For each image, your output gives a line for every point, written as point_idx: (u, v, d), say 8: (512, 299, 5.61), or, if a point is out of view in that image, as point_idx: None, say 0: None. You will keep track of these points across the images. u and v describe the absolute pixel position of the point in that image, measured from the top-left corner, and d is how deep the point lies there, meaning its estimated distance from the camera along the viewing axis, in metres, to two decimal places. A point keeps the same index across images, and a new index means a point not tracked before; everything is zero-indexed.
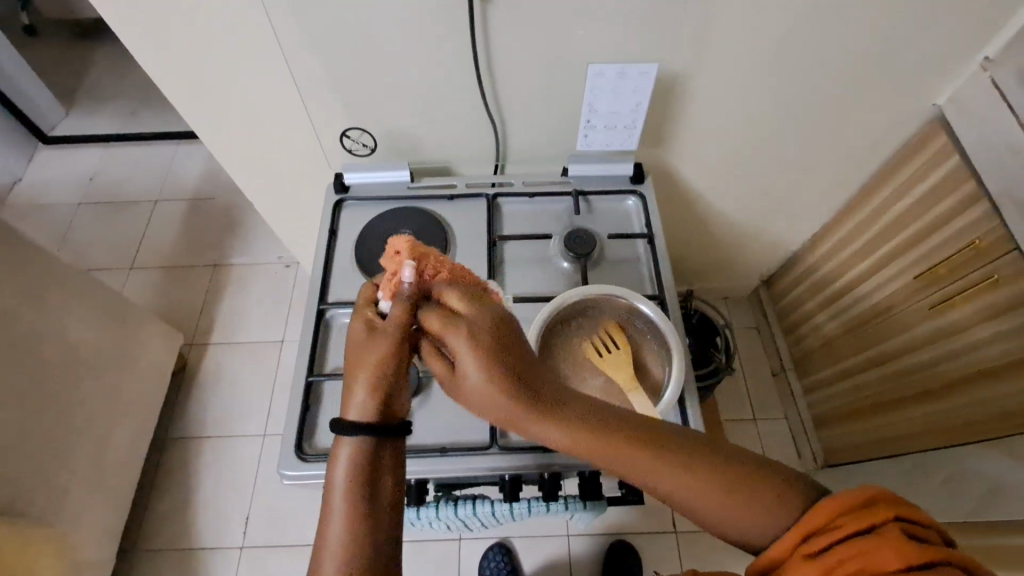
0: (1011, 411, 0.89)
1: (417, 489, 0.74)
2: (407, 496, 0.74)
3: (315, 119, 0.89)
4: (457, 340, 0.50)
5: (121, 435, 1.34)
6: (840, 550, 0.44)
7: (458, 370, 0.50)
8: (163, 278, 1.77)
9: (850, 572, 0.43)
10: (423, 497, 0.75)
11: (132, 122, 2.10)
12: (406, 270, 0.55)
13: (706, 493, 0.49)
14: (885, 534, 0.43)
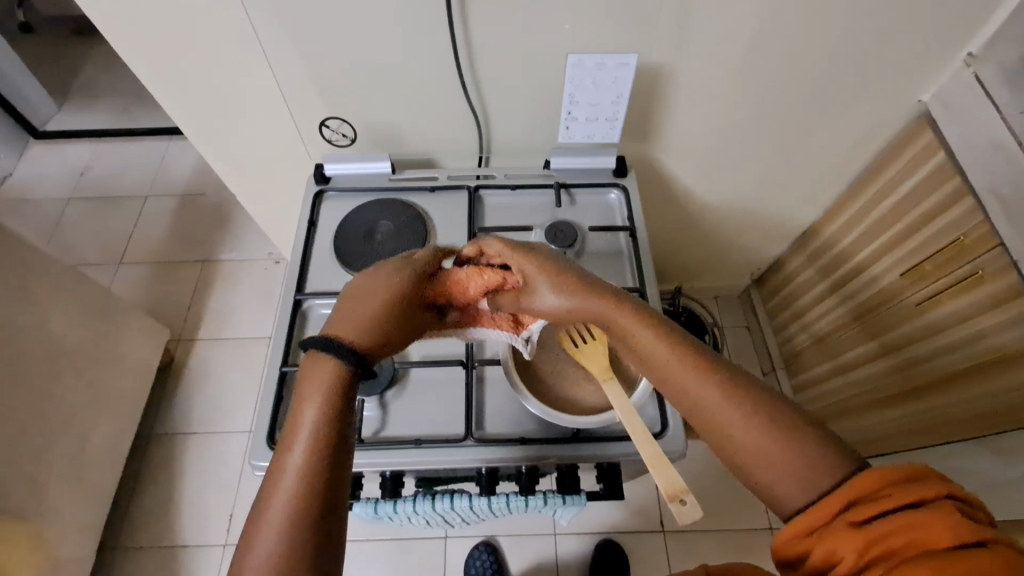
0: (998, 410, 0.88)
1: (393, 481, 0.73)
2: (383, 489, 0.74)
3: (294, 110, 0.88)
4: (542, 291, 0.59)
5: (103, 431, 1.33)
6: (889, 522, 0.40)
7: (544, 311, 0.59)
8: (151, 274, 1.76)
9: (900, 545, 0.39)
10: (399, 491, 0.74)
11: (123, 118, 2.10)
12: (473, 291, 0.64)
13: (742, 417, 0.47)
14: (939, 509, 0.40)
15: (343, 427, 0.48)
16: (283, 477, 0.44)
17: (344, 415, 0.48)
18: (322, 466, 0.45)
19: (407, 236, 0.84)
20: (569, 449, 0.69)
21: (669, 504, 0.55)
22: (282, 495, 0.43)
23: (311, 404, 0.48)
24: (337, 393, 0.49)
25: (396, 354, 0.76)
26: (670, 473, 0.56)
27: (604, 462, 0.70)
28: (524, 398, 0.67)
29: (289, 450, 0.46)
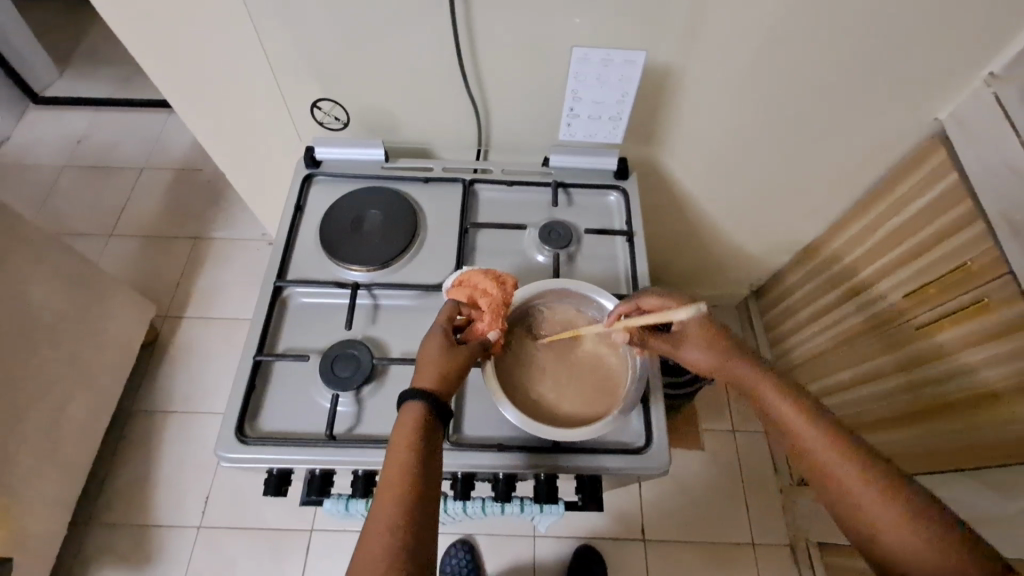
0: (992, 443, 0.85)
1: (366, 480, 0.69)
2: (353, 488, 0.70)
3: (285, 89, 0.84)
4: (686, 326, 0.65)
5: (79, 405, 1.30)
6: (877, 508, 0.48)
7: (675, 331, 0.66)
8: (142, 247, 1.73)
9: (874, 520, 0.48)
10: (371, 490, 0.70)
11: (125, 87, 2.06)
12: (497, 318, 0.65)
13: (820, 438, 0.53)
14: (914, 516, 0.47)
15: (427, 482, 0.51)
16: (374, 530, 0.47)
17: (427, 470, 0.51)
18: (410, 520, 0.48)
19: (396, 228, 0.81)
20: (548, 458, 0.67)
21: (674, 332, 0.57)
22: (374, 545, 0.46)
23: (397, 459, 0.51)
24: (419, 448, 0.52)
25: (375, 348, 0.73)
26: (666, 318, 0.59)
27: (583, 474, 0.68)
28: (499, 402, 0.62)
29: (379, 503, 0.49)
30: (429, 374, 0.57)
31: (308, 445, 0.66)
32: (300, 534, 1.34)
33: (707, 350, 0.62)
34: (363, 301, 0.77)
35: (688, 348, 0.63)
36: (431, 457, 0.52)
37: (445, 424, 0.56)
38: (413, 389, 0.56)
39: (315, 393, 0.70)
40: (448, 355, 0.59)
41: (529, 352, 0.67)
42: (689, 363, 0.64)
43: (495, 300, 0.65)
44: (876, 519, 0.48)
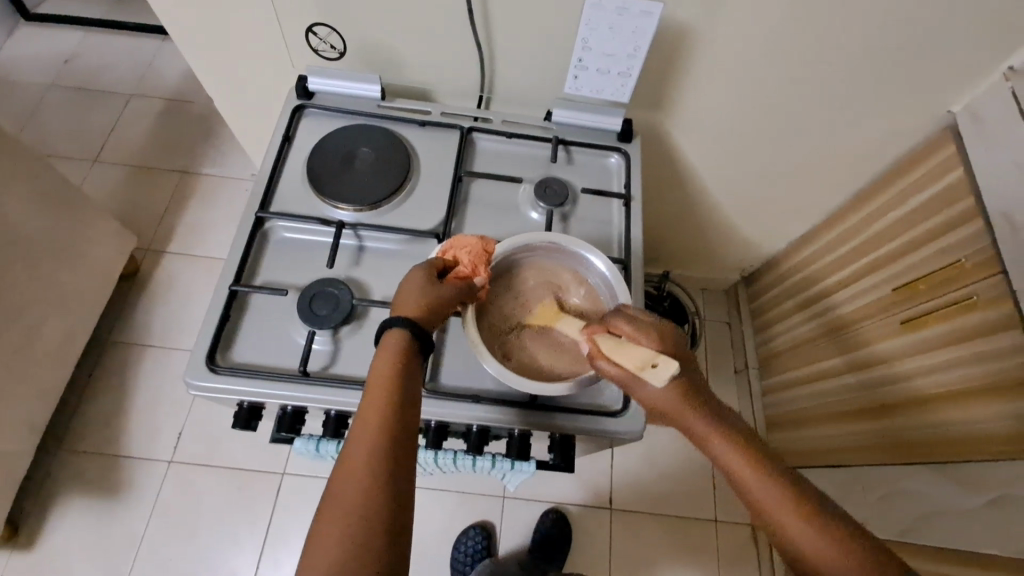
0: (954, 439, 0.86)
1: (337, 422, 0.68)
2: (324, 429, 0.69)
3: (280, 12, 0.79)
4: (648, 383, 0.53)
5: (53, 329, 1.27)
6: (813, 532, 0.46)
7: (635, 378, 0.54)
8: (127, 177, 1.68)
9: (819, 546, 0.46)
10: (342, 432, 0.70)
11: (118, 9, 1.95)
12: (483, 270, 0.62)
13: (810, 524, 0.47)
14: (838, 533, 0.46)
15: (407, 416, 0.50)
16: (353, 462, 0.47)
17: (406, 403, 0.51)
18: (390, 450, 0.47)
19: (387, 169, 0.78)
20: (523, 414, 0.66)
21: (639, 374, 0.52)
22: (353, 475, 0.46)
23: (376, 394, 0.50)
24: (399, 382, 0.51)
25: (356, 290, 0.71)
26: (635, 355, 0.54)
27: (557, 432, 0.68)
28: (479, 356, 0.59)
29: (357, 436, 0.48)
30: (404, 317, 0.55)
31: (281, 380, 0.65)
32: (272, 477, 1.35)
33: (666, 393, 0.53)
34: (347, 242, 0.75)
35: (645, 386, 0.53)
36: (412, 390, 0.52)
37: (427, 355, 0.55)
38: (396, 322, 0.54)
39: (291, 329, 0.69)
40: (421, 297, 0.56)
41: (510, 307, 0.65)
42: (645, 404, 0.54)
43: (477, 249, 0.62)
44: None
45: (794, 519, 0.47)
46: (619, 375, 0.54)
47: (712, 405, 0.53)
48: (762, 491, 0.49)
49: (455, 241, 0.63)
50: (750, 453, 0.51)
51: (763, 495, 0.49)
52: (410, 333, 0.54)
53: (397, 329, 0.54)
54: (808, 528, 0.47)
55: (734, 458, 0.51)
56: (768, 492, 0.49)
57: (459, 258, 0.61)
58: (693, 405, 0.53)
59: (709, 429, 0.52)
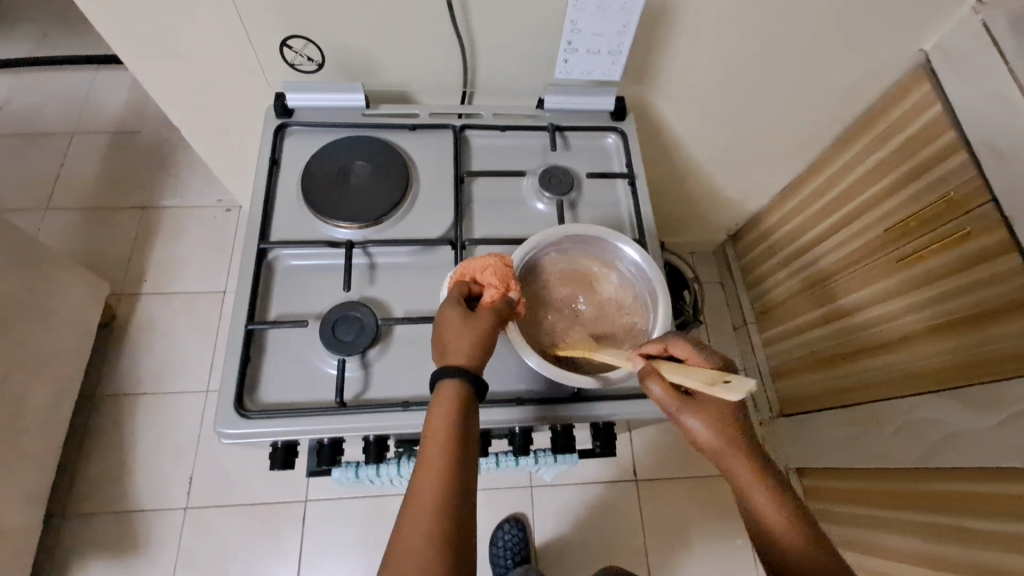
0: (964, 362, 0.90)
1: (378, 445, 0.66)
2: (365, 454, 0.66)
3: (250, 29, 0.75)
4: (683, 406, 0.54)
5: (38, 392, 1.20)
6: (777, 519, 0.50)
7: (677, 399, 0.54)
8: (85, 221, 1.58)
9: (780, 532, 0.49)
10: (383, 454, 0.67)
11: (44, 43, 1.82)
12: (512, 287, 0.59)
13: (816, 561, 0.47)
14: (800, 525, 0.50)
15: (467, 463, 0.49)
16: (415, 512, 0.46)
17: (462, 467, 0.49)
18: (446, 516, 0.46)
19: (384, 181, 0.75)
20: (566, 409, 0.66)
21: (710, 391, 0.45)
22: (417, 524, 0.45)
23: (436, 439, 0.49)
24: (459, 424, 0.50)
25: (377, 310, 0.69)
26: (702, 372, 0.48)
27: (598, 422, 0.68)
28: (521, 350, 0.59)
29: (419, 483, 0.47)
30: (456, 360, 0.53)
31: (317, 413, 0.62)
32: (294, 505, 1.32)
33: (712, 425, 0.53)
34: (358, 261, 0.72)
35: (691, 414, 0.53)
36: (471, 434, 0.51)
37: (481, 398, 0.53)
38: (448, 368, 0.52)
39: (316, 359, 0.66)
40: (467, 328, 0.54)
41: (547, 307, 0.64)
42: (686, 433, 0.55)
43: (499, 267, 0.59)
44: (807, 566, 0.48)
45: (800, 555, 0.48)
46: (664, 398, 0.54)
47: (748, 439, 0.54)
48: (775, 526, 0.50)
49: (470, 263, 0.60)
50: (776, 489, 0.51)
51: (780, 532, 0.49)
52: (464, 379, 0.52)
53: (451, 376, 0.52)
54: (812, 563, 0.47)
55: (757, 490, 0.52)
56: (786, 529, 0.49)
57: (483, 281, 0.59)
58: (727, 432, 0.53)
59: (736, 457, 0.53)
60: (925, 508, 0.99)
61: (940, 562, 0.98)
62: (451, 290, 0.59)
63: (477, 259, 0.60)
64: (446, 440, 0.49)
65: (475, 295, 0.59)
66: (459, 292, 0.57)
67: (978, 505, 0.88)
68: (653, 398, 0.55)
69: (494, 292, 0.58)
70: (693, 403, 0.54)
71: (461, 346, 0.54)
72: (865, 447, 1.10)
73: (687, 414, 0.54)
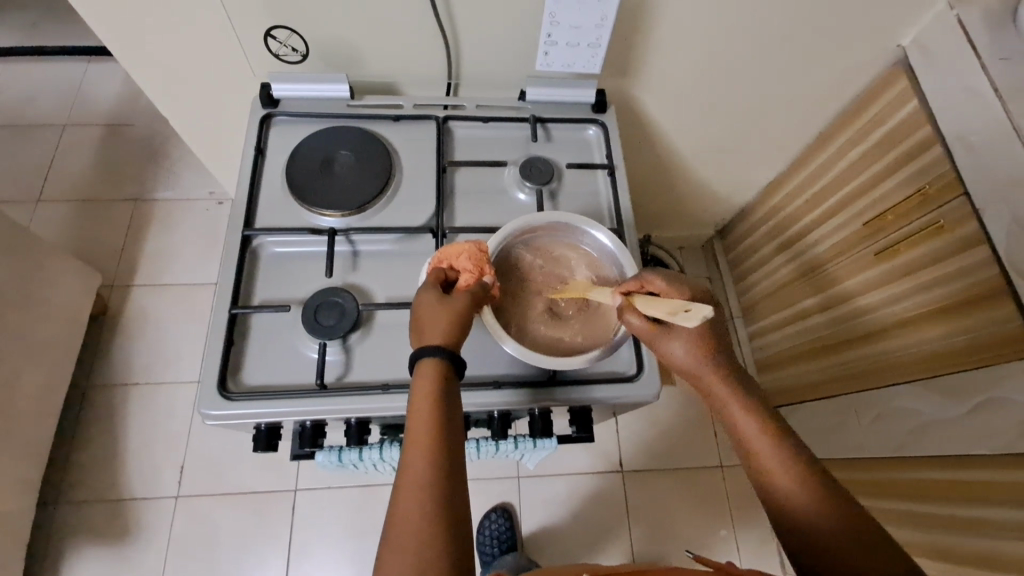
0: (936, 353, 0.91)
1: (359, 428, 0.69)
2: (347, 437, 0.69)
3: (234, 20, 0.76)
4: (668, 341, 0.57)
5: (30, 382, 1.22)
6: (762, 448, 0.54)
7: (661, 332, 0.57)
8: (77, 213, 1.59)
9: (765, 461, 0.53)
10: (365, 438, 0.70)
11: (33, 35, 1.82)
12: (487, 271, 0.61)
13: (808, 495, 0.51)
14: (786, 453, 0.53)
15: (452, 446, 0.50)
16: (405, 502, 0.46)
17: (449, 443, 0.50)
18: (441, 491, 0.47)
19: (368, 170, 0.77)
20: (547, 392, 0.68)
21: (672, 320, 0.50)
22: (410, 508, 0.46)
23: (421, 426, 0.50)
24: (441, 409, 0.51)
25: (360, 296, 0.71)
26: (668, 304, 0.52)
27: (578, 405, 0.70)
28: (500, 339, 0.60)
29: (408, 469, 0.48)
30: (434, 342, 0.54)
31: (299, 396, 0.64)
32: (284, 495, 1.33)
33: (690, 350, 0.57)
34: (341, 248, 0.74)
35: (671, 341, 0.57)
36: (453, 418, 0.52)
37: (460, 381, 0.54)
38: (425, 351, 0.53)
39: (299, 344, 0.67)
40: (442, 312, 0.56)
41: (523, 290, 0.66)
42: (667, 358, 0.59)
43: (474, 253, 0.61)
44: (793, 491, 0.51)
45: (785, 481, 0.52)
46: (642, 329, 0.58)
47: (736, 374, 0.57)
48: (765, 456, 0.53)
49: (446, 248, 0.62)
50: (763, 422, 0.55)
51: (773, 466, 0.53)
52: (443, 360, 0.53)
53: (430, 359, 0.53)
54: (802, 495, 0.51)
55: (750, 426, 0.55)
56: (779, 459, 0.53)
57: (459, 267, 0.60)
58: (714, 369, 0.57)
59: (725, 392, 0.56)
60: (899, 497, 1.01)
61: (917, 548, 1.00)
62: (427, 276, 0.60)
63: (453, 245, 0.62)
64: (429, 422, 0.50)
65: (451, 281, 0.61)
66: (435, 278, 0.59)
67: (946, 491, 0.90)
68: (634, 331, 0.59)
69: (469, 276, 0.60)
70: (675, 334, 0.57)
71: (438, 327, 0.55)
72: (850, 438, 1.13)
73: (676, 350, 0.57)
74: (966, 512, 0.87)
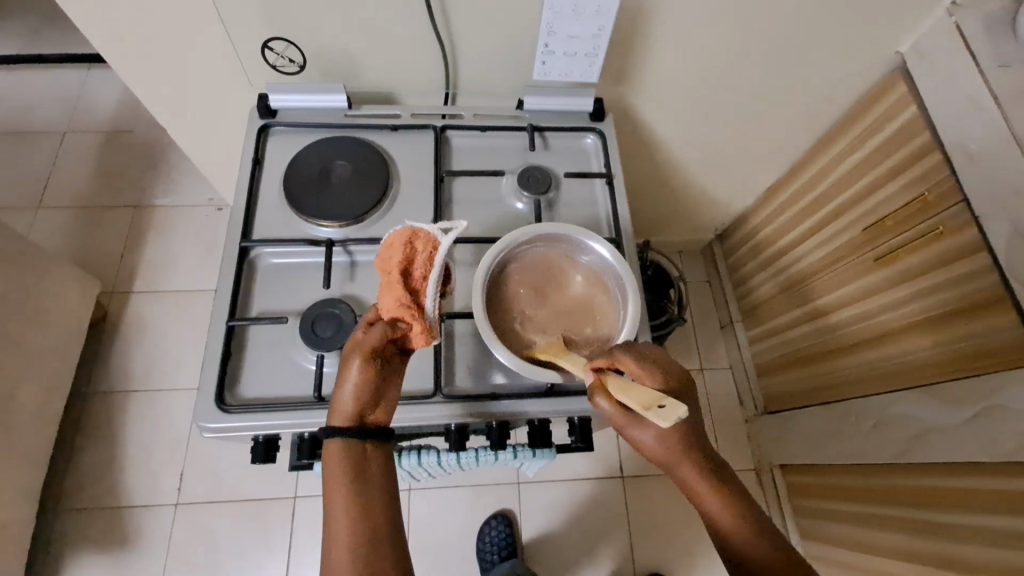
0: (940, 360, 0.91)
1: (314, 442, 0.65)
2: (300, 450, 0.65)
3: (231, 31, 0.76)
4: (631, 422, 0.52)
5: (30, 390, 1.22)
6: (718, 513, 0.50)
7: (625, 413, 0.52)
8: (77, 219, 1.59)
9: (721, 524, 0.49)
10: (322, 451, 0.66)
11: (34, 41, 1.82)
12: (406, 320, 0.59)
13: (766, 560, 0.47)
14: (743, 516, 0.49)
15: (375, 501, 0.50)
16: (337, 557, 0.47)
17: (371, 489, 0.51)
18: (368, 536, 0.48)
19: (365, 181, 0.77)
20: (545, 403, 0.67)
21: (646, 415, 0.47)
22: (338, 573, 0.47)
23: (338, 486, 0.50)
24: (359, 469, 0.51)
25: (357, 307, 0.70)
26: (642, 394, 0.49)
27: (574, 416, 0.69)
28: (489, 343, 0.60)
29: (333, 533, 0.49)
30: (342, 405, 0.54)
31: (296, 408, 0.64)
32: (284, 502, 1.33)
33: (662, 440, 0.52)
34: (339, 259, 0.74)
35: (639, 429, 0.52)
36: (375, 473, 0.52)
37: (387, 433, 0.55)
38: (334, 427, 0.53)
39: (297, 355, 0.67)
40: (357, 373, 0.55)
41: (516, 301, 0.65)
42: (637, 447, 0.53)
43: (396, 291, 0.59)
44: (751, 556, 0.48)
45: (744, 546, 0.48)
46: (612, 414, 0.53)
47: (715, 465, 0.52)
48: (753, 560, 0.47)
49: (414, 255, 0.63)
50: (748, 520, 0.49)
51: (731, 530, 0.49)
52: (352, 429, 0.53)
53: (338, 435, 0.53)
54: (759, 557, 0.47)
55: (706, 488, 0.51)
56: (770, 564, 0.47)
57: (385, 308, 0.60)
58: (687, 457, 0.52)
59: (680, 457, 0.52)
60: (901, 504, 1.00)
61: (916, 556, 0.98)
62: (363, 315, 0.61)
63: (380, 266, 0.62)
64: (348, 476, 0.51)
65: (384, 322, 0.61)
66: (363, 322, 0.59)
67: (948, 499, 0.90)
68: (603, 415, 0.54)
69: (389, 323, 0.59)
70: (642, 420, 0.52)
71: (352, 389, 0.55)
72: (852, 445, 1.08)
73: (637, 429, 0.52)
74: (967, 521, 0.86)
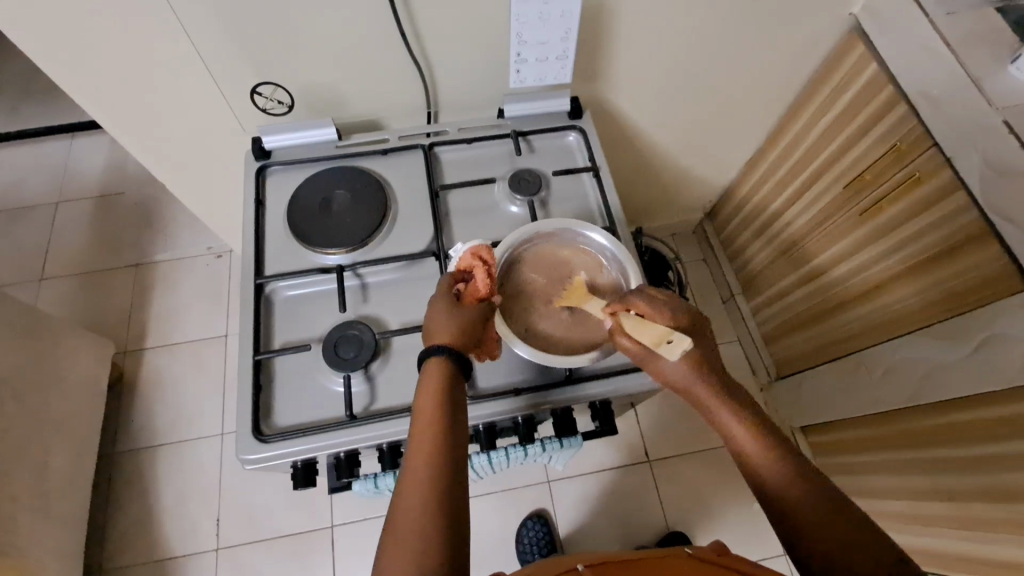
0: (936, 300, 0.93)
1: (349, 462, 0.69)
2: (336, 471, 0.69)
3: (220, 80, 0.79)
4: (652, 356, 0.58)
5: (62, 455, 1.24)
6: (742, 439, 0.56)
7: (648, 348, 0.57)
8: (81, 285, 1.62)
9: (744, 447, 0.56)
10: (356, 470, 0.70)
11: (15, 118, 1.86)
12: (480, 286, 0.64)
13: (787, 477, 0.53)
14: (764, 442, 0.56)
15: (454, 432, 0.55)
16: (416, 457, 0.53)
17: (454, 408, 0.56)
18: (443, 446, 0.53)
19: (364, 206, 0.80)
20: (566, 391, 0.70)
21: (658, 349, 0.55)
22: (414, 470, 0.52)
23: (431, 393, 0.56)
24: (446, 410, 0.55)
25: (375, 326, 0.73)
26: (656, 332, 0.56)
27: (595, 401, 0.72)
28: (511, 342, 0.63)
29: (417, 437, 0.54)
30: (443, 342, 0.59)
31: (331, 429, 0.66)
32: (322, 532, 1.35)
33: (681, 368, 0.57)
34: (350, 283, 0.77)
35: (662, 361, 0.58)
36: (457, 408, 0.57)
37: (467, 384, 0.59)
38: (438, 348, 0.59)
39: (324, 379, 0.70)
40: (456, 322, 0.60)
41: (525, 293, 0.69)
42: (659, 377, 0.59)
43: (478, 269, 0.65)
44: (774, 476, 0.54)
45: (766, 467, 0.55)
46: (632, 350, 0.58)
47: (725, 385, 0.58)
48: (765, 467, 0.55)
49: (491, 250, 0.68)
50: (760, 433, 0.56)
51: (755, 456, 0.55)
52: (447, 362, 0.58)
53: (438, 357, 0.59)
54: (780, 475, 0.54)
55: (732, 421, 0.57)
56: (782, 474, 0.54)
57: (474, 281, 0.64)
58: (702, 383, 0.57)
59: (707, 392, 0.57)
60: (916, 446, 1.03)
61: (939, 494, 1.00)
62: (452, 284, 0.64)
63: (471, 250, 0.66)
64: (437, 391, 0.56)
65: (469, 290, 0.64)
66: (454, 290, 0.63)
67: (963, 433, 0.92)
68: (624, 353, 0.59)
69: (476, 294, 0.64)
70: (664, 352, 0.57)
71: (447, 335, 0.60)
72: (861, 397, 1.13)
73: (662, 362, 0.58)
74: (982, 452, 0.89)
